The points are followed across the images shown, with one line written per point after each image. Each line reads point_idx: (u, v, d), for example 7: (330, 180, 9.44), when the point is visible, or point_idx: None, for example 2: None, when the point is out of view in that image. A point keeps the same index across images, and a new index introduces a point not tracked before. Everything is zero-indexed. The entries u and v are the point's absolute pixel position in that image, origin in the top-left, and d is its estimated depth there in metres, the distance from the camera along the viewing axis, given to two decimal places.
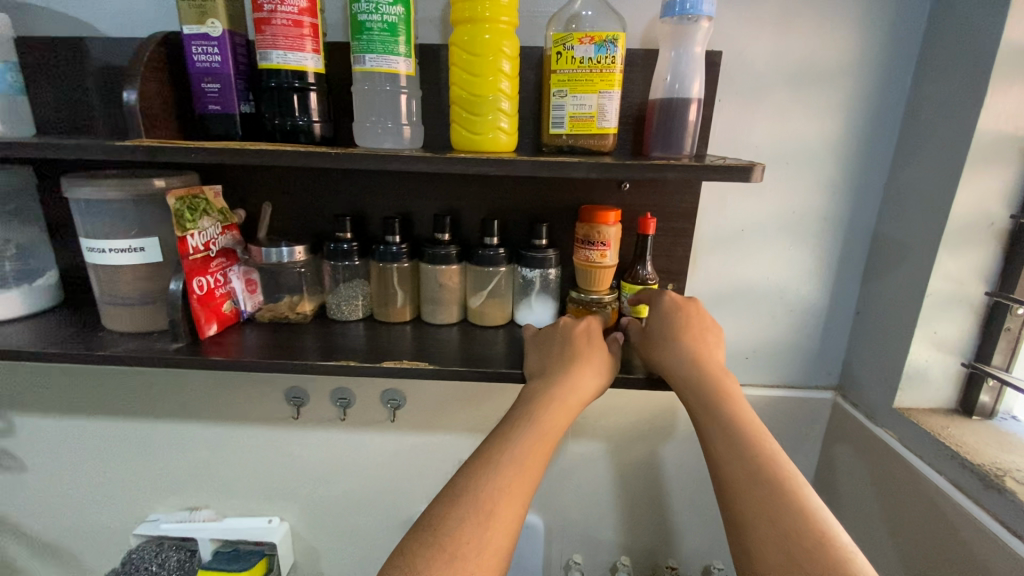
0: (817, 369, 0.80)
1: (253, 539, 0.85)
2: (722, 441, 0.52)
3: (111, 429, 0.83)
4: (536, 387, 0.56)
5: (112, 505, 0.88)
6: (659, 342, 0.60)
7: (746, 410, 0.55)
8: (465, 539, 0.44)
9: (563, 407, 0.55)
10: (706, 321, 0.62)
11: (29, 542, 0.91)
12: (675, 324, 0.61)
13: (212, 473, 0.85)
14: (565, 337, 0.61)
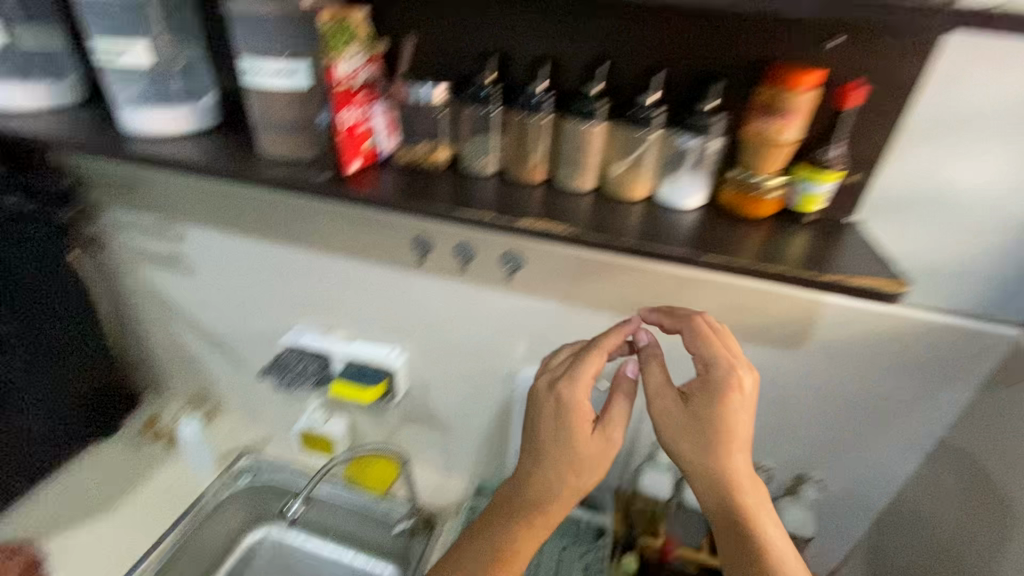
0: (996, 301, 0.69)
1: (376, 362, 0.96)
2: (729, 534, 0.61)
3: (263, 249, 0.94)
4: (552, 474, 0.63)
5: (265, 314, 1.02)
6: (690, 429, 0.61)
7: (755, 505, 0.61)
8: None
9: (572, 494, 0.63)
10: (750, 392, 0.60)
11: (203, 332, 1.10)
12: (709, 422, 0.60)
13: (345, 301, 0.95)
14: (580, 417, 0.63)
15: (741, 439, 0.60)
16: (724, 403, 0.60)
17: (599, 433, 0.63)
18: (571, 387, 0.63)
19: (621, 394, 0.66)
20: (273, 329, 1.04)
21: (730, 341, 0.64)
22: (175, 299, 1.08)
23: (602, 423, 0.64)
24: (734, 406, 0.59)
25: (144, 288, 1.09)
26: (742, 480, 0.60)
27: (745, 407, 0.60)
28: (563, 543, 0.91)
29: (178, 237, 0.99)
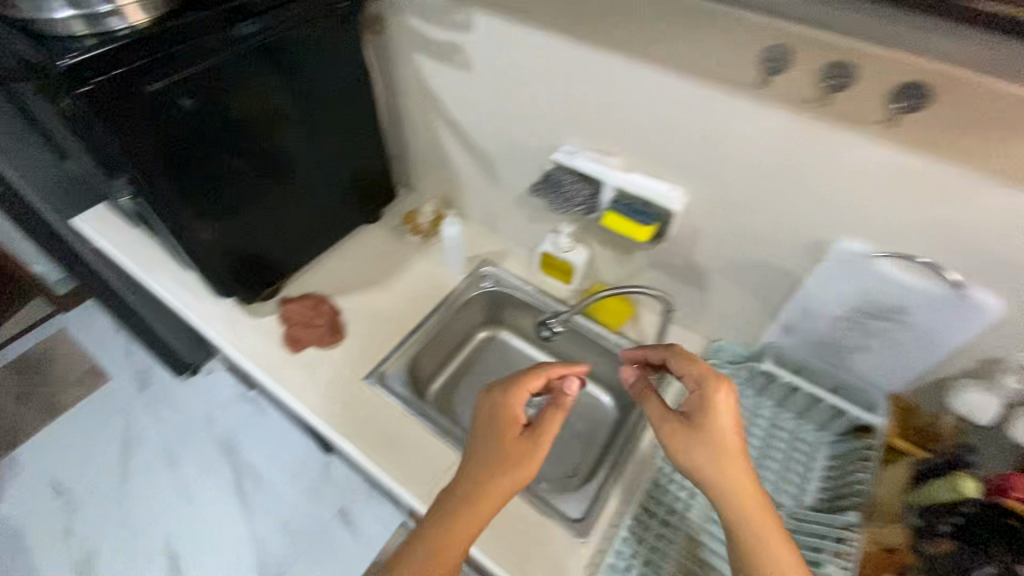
0: None
1: (654, 200, 0.86)
2: (726, 501, 0.66)
3: (558, 48, 0.83)
4: (484, 433, 0.76)
5: (535, 126, 0.96)
6: (683, 436, 0.70)
7: (737, 463, 0.67)
8: (447, 540, 0.69)
9: (509, 443, 0.74)
10: (722, 404, 0.70)
11: (463, 136, 1.09)
12: (700, 408, 0.71)
13: (636, 122, 0.83)
14: (501, 431, 0.75)
15: (732, 446, 0.68)
16: (714, 414, 0.70)
17: (522, 438, 0.74)
18: (486, 402, 0.78)
19: (554, 405, 0.77)
20: (539, 143, 0.98)
21: (693, 362, 0.75)
22: (442, 96, 1.05)
23: (529, 434, 0.75)
24: (694, 423, 0.71)
25: (413, 80, 1.07)
26: (742, 494, 0.66)
27: (721, 416, 0.69)
28: (806, 439, 0.93)
29: (462, 25, 0.91)
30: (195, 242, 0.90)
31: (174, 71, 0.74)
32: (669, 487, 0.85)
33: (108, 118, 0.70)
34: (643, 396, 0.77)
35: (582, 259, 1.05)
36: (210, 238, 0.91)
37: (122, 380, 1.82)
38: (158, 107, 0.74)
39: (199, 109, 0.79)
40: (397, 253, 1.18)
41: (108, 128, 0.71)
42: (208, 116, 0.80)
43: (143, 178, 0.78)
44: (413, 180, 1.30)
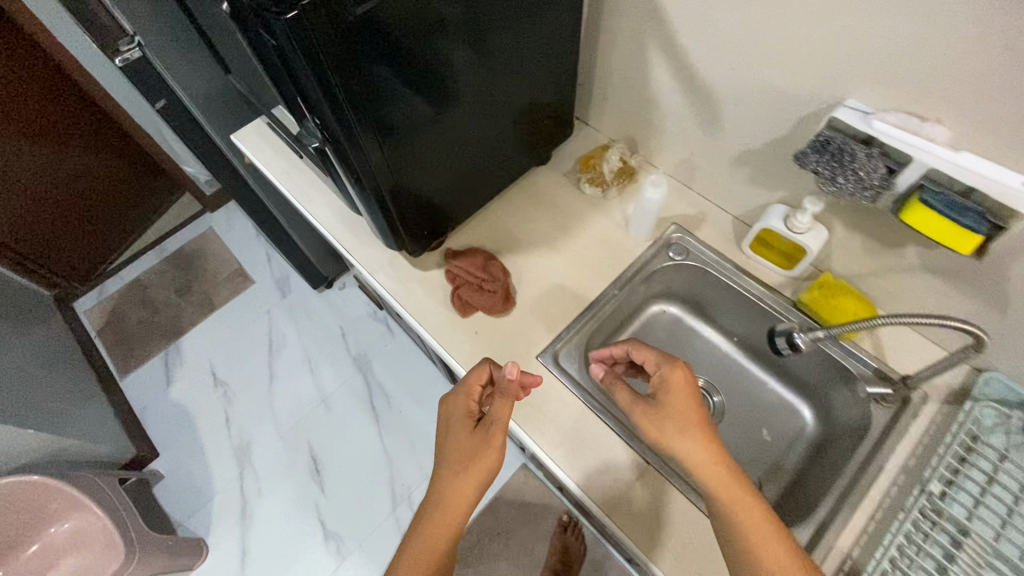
0: None
1: (994, 197, 0.59)
2: (729, 519, 0.62)
3: None
4: (449, 415, 0.82)
5: (808, 69, 0.70)
6: (656, 421, 0.67)
7: (721, 463, 0.63)
8: (420, 548, 0.75)
9: (463, 427, 0.79)
10: (682, 387, 0.68)
11: (682, 70, 0.85)
12: (668, 389, 0.69)
13: (1007, 82, 0.56)
14: (460, 422, 0.80)
15: (690, 417, 0.66)
16: (669, 409, 0.67)
17: (478, 430, 0.77)
18: (462, 403, 0.81)
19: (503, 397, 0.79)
20: (807, 92, 0.72)
21: (653, 349, 0.74)
22: (669, 14, 0.80)
23: (484, 424, 0.78)
24: (668, 396, 0.68)
25: None
26: (693, 457, 0.64)
27: (677, 399, 0.67)
28: None
29: None
30: (381, 185, 0.79)
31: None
32: (922, 549, 0.68)
33: (324, 34, 0.58)
34: (616, 383, 0.74)
35: (820, 244, 0.82)
36: (394, 179, 0.80)
37: (265, 285, 1.91)
38: (372, 20, 0.60)
39: (407, 19, 0.64)
40: (571, 207, 1.02)
41: (323, 49, 0.58)
42: (415, 31, 0.66)
43: (347, 126, 0.67)
44: (592, 114, 1.08)
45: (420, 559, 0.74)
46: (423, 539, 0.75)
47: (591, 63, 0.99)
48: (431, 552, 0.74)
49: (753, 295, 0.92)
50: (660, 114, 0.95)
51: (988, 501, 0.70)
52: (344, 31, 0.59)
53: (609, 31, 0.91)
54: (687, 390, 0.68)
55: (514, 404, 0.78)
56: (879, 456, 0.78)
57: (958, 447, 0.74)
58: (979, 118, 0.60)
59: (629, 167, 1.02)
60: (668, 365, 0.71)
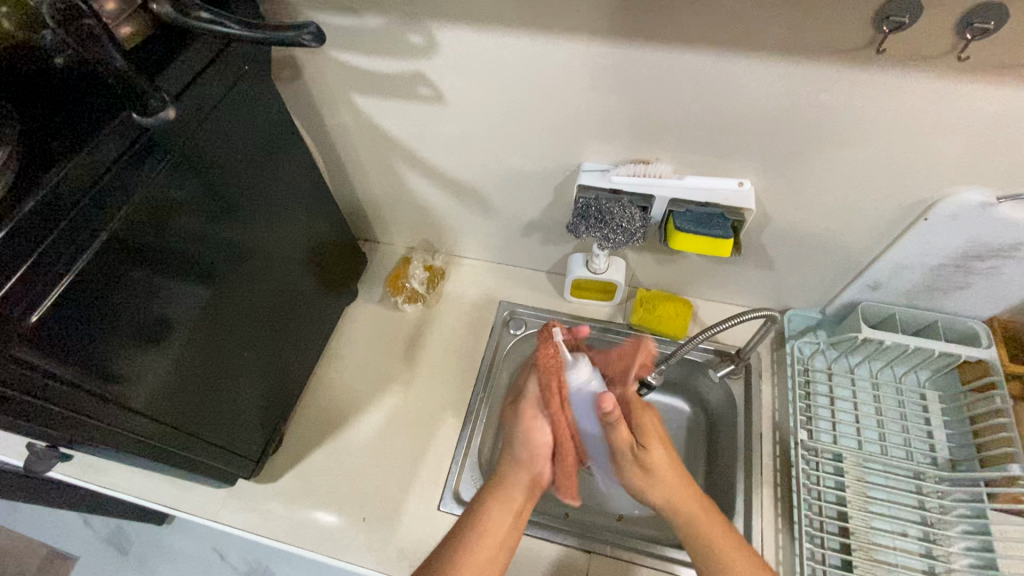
0: None
1: (720, 200, 0.71)
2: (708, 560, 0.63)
3: (560, 56, 0.63)
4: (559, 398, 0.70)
5: (539, 148, 0.76)
6: (656, 450, 0.69)
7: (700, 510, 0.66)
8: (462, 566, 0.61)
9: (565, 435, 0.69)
10: (654, 427, 0.71)
11: (438, 177, 0.87)
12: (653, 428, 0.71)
13: (682, 122, 0.66)
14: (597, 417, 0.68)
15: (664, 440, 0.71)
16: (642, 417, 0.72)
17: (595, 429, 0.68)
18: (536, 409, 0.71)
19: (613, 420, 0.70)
20: (550, 165, 0.78)
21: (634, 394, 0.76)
22: (401, 139, 0.81)
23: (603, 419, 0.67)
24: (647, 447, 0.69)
25: (356, 128, 0.81)
26: (680, 502, 0.67)
27: (656, 443, 0.69)
28: (910, 385, 0.88)
29: (420, 48, 0.65)
30: (159, 440, 0.65)
31: (62, 257, 0.47)
32: (820, 491, 0.78)
33: (11, 368, 0.45)
34: (615, 424, 0.67)
35: (623, 272, 0.90)
36: (179, 436, 0.67)
37: (93, 552, 1.48)
38: (70, 320, 0.48)
39: (106, 296, 0.51)
40: (401, 334, 0.98)
41: (12, 381, 0.46)
42: (134, 294, 0.54)
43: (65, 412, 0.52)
44: (378, 232, 1.05)
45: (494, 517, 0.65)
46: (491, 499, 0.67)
47: (352, 194, 0.96)
48: (500, 516, 0.66)
49: (594, 334, 0.96)
50: (440, 213, 0.96)
51: (838, 421, 0.84)
52: (42, 352, 0.46)
53: (354, 164, 0.89)
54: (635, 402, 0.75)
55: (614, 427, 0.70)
56: (753, 426, 0.86)
57: (802, 382, 0.87)
58: (683, 147, 0.69)
59: (434, 270, 1.01)
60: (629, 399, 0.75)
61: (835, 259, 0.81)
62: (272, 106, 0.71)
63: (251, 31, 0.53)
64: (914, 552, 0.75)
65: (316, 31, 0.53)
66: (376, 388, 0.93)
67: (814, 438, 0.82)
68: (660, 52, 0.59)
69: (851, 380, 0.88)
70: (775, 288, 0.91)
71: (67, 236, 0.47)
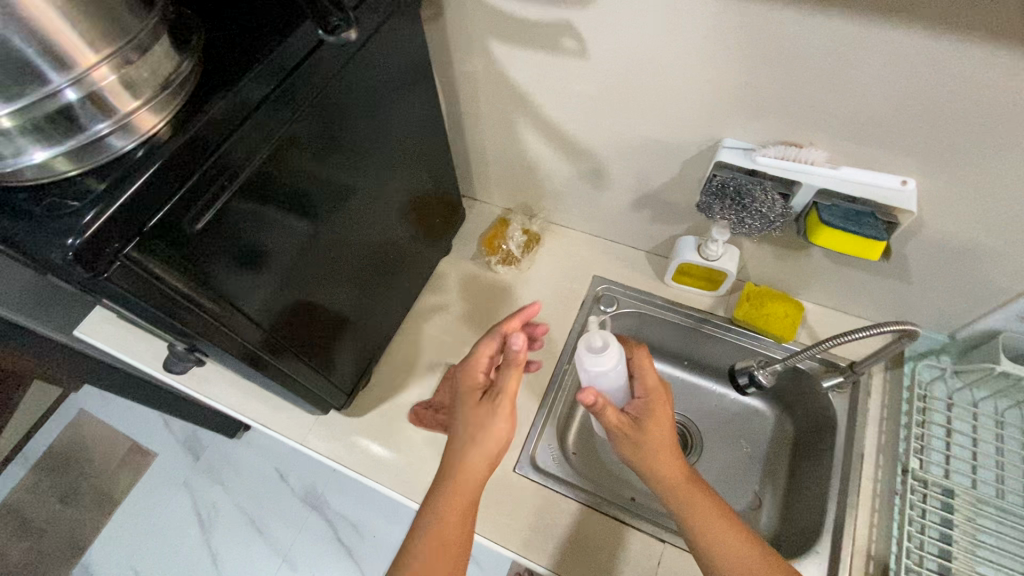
0: None
1: (874, 198, 0.65)
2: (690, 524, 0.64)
3: (731, 16, 0.57)
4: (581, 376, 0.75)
5: (677, 118, 0.71)
6: (659, 422, 0.69)
7: (680, 469, 0.67)
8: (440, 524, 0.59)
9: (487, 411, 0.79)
10: (663, 416, 0.69)
11: (558, 138, 0.84)
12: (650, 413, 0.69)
13: (855, 106, 0.60)
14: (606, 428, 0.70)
15: (666, 426, 0.68)
16: (653, 403, 0.70)
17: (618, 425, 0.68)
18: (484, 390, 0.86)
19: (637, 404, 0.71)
20: (684, 138, 0.73)
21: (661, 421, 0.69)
22: (529, 94, 0.78)
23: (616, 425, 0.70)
24: (645, 424, 0.68)
25: (485, 76, 0.79)
26: (666, 465, 0.67)
27: (655, 424, 0.68)
28: None
29: None
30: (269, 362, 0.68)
31: (223, 174, 0.49)
32: (924, 525, 0.73)
33: (169, 276, 0.47)
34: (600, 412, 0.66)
35: (736, 263, 0.84)
36: (286, 359, 0.70)
37: (173, 452, 1.60)
38: (211, 235, 0.49)
39: (249, 219, 0.53)
40: (491, 293, 0.97)
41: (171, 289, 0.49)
42: (269, 219, 0.56)
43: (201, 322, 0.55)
44: (480, 188, 1.04)
45: (468, 409, 0.65)
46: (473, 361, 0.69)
47: (463, 146, 0.95)
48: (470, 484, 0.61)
49: (690, 323, 0.92)
50: (549, 176, 0.93)
51: (953, 456, 0.77)
52: (179, 262, 0.48)
53: (472, 115, 0.87)
54: (659, 396, 0.71)
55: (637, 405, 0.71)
56: (855, 445, 0.80)
57: (917, 408, 0.80)
58: (845, 135, 0.63)
59: (532, 235, 0.99)
60: (652, 382, 0.71)
61: (989, 281, 0.73)
62: (413, 47, 0.70)
63: None
64: None
65: None
66: (461, 343, 0.93)
67: (924, 469, 0.76)
68: (852, 23, 0.53)
69: (972, 415, 0.80)
70: (903, 304, 0.83)
71: (229, 157, 0.48)
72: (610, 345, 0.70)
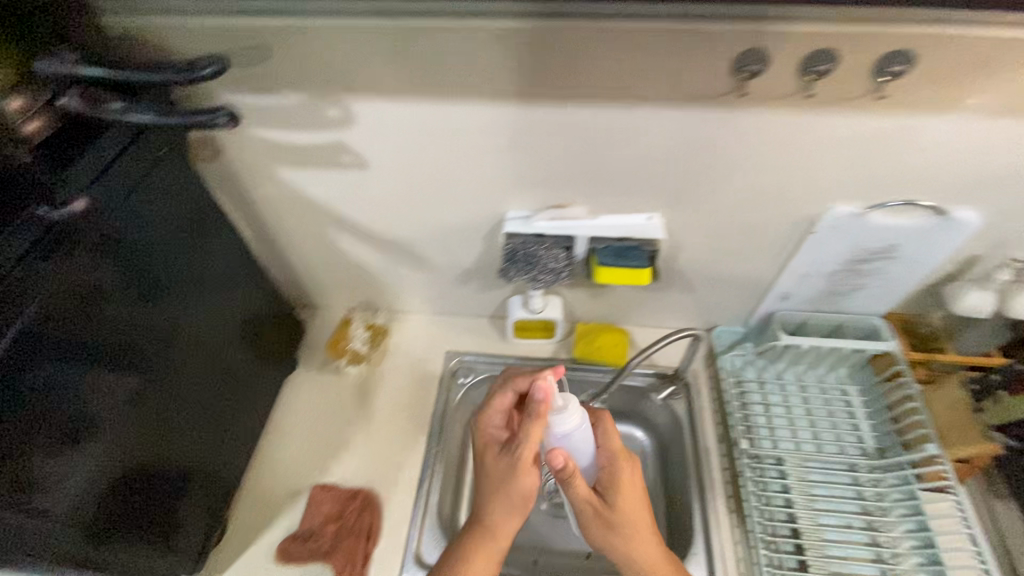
0: None
1: (632, 234, 0.78)
2: None
3: (467, 117, 0.67)
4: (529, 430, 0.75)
5: (462, 201, 0.79)
6: (629, 491, 0.68)
7: (649, 543, 0.66)
8: None
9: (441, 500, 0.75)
10: (631, 485, 0.68)
11: (369, 237, 0.89)
12: (619, 483, 0.68)
13: (589, 168, 0.72)
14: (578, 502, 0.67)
15: (637, 496, 0.68)
16: (619, 473, 0.69)
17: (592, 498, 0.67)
18: (346, 506, 0.84)
19: (608, 472, 0.69)
20: (475, 217, 0.82)
21: (632, 489, 0.68)
22: (328, 205, 0.83)
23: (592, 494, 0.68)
24: (615, 495, 0.68)
25: (281, 198, 0.82)
26: (637, 538, 0.66)
27: (625, 494, 0.67)
28: (831, 383, 0.95)
29: (336, 120, 0.69)
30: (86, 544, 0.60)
31: None
32: (768, 496, 0.82)
33: None
34: (569, 483, 0.65)
35: (560, 310, 0.94)
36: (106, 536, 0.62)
37: None
38: None
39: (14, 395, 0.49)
40: (347, 397, 0.97)
41: None
42: (48, 390, 0.52)
43: None
44: (317, 297, 1.05)
45: (494, 458, 0.69)
46: (488, 417, 0.75)
47: (286, 262, 0.96)
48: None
49: (541, 372, 0.99)
50: (376, 272, 0.97)
51: (775, 427, 0.89)
52: None
53: (283, 233, 0.89)
54: (627, 462, 0.70)
55: (611, 470, 0.69)
56: (700, 442, 0.89)
57: (736, 394, 0.92)
58: (594, 190, 0.75)
59: (376, 328, 1.01)
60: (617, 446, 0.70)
61: (747, 276, 0.88)
62: (196, 187, 0.72)
63: (166, 119, 0.54)
64: (863, 544, 0.78)
65: (232, 115, 0.56)
66: (324, 457, 0.90)
67: (755, 446, 0.86)
68: (556, 108, 0.64)
69: (781, 386, 0.94)
70: (701, 309, 0.97)
71: None
72: (570, 403, 0.67)
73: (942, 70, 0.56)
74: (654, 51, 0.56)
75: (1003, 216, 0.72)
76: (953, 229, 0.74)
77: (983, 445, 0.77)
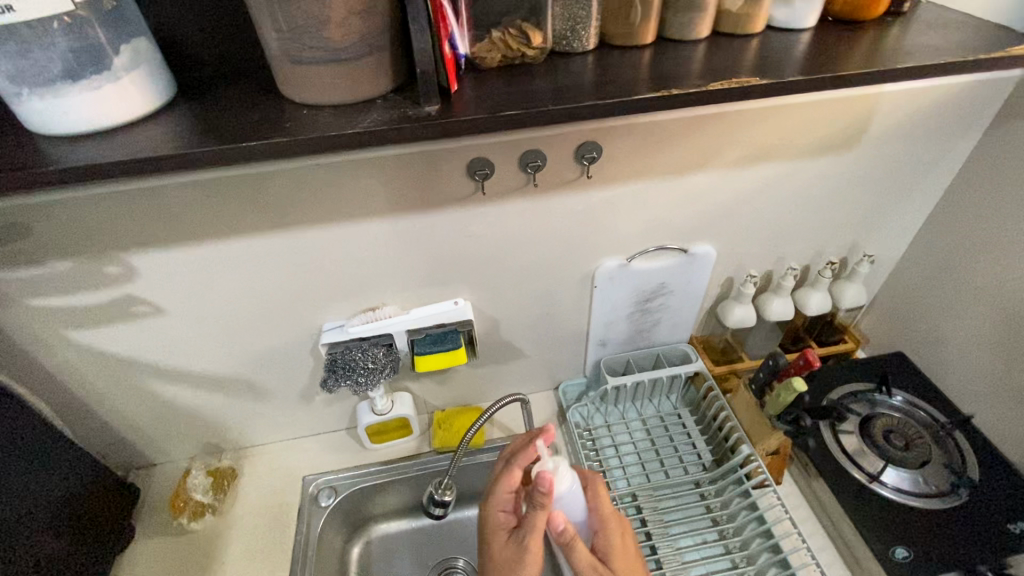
0: None
1: (444, 320, 0.83)
2: None
3: (253, 250, 0.72)
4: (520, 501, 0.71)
5: (276, 324, 0.82)
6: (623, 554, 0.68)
7: None
8: None
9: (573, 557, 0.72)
10: (624, 549, 0.69)
11: (193, 379, 0.87)
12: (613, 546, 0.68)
13: (386, 271, 0.79)
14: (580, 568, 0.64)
15: (630, 560, 0.68)
16: (612, 537, 0.69)
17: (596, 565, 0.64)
18: None
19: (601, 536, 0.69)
20: (292, 337, 0.84)
21: (624, 552, 0.68)
22: (137, 357, 0.81)
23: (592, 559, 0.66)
24: (611, 560, 0.67)
25: (81, 361, 0.79)
26: None
27: (621, 558, 0.67)
28: (667, 411, 1.05)
29: (119, 276, 0.70)
30: None
31: None
32: None
33: None
34: (570, 546, 0.63)
35: (410, 404, 0.96)
36: None
37: None
38: None
39: None
40: (196, 556, 0.89)
41: None
42: None
43: None
44: (155, 453, 0.98)
45: (500, 544, 0.66)
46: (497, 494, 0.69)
47: (104, 426, 0.90)
48: None
49: (404, 471, 0.98)
50: (212, 411, 0.93)
51: (625, 466, 0.95)
52: None
53: (94, 396, 0.85)
54: (618, 526, 0.70)
55: (603, 534, 0.69)
56: None
57: (589, 445, 0.97)
58: (396, 289, 0.82)
59: (221, 471, 0.96)
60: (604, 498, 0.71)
61: (565, 334, 0.98)
62: None
63: None
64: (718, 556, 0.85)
65: None
66: None
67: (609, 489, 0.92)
68: (331, 228, 0.72)
69: (625, 425, 1.02)
70: (541, 371, 1.04)
71: None
72: (561, 466, 0.68)
73: (624, 151, 0.72)
74: (396, 171, 0.67)
75: (730, 244, 0.89)
76: (700, 262, 0.89)
77: (776, 435, 0.87)
